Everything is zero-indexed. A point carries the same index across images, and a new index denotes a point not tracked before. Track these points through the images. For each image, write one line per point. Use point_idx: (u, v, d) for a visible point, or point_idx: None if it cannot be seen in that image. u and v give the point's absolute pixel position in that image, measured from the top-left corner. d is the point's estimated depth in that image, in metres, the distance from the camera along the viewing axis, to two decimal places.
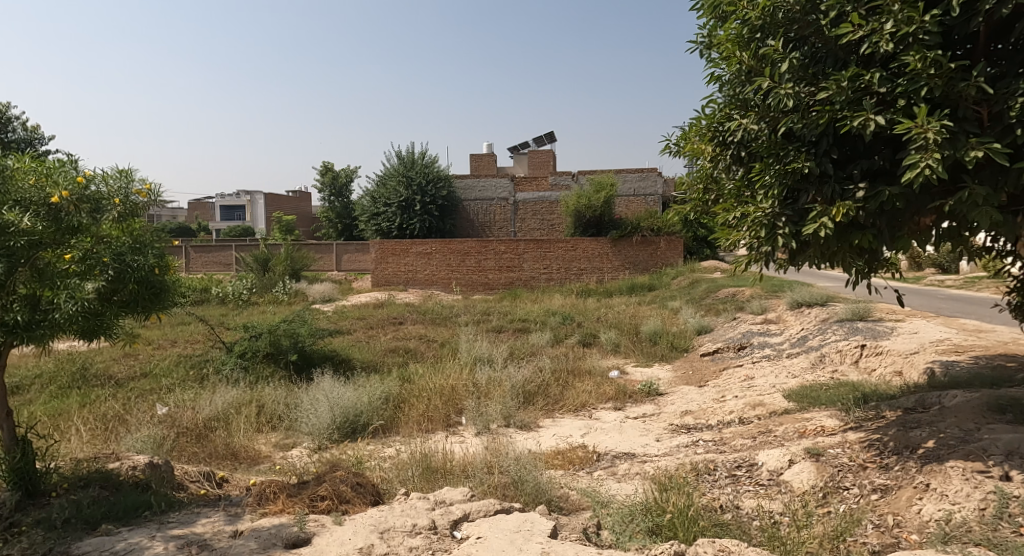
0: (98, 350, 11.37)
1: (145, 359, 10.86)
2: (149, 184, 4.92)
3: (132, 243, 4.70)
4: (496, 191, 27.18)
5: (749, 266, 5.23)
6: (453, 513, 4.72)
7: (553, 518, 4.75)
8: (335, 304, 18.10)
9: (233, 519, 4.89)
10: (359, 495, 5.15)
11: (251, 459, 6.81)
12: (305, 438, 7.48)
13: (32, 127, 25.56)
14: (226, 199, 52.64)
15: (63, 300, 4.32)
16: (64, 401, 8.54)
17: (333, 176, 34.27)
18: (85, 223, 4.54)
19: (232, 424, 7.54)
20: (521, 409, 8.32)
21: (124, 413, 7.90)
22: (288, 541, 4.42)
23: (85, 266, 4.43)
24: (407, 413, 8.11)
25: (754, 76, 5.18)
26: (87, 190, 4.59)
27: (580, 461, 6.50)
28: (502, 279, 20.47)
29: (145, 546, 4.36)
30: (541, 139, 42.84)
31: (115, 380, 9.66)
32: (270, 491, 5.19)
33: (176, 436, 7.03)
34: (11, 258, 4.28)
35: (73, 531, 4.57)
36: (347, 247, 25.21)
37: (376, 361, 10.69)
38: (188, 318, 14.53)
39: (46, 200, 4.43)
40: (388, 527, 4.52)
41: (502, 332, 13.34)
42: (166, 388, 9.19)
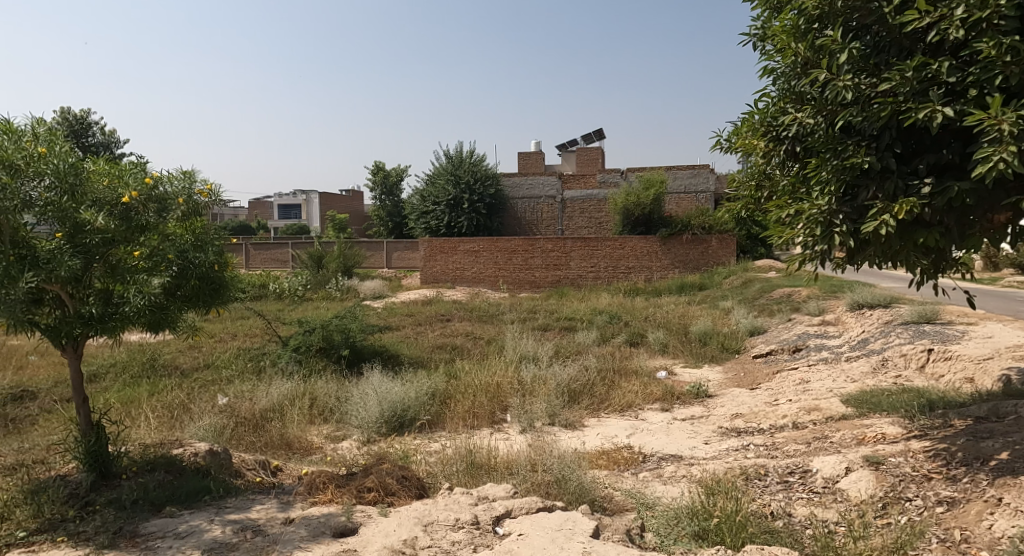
0: (165, 342, 11.73)
1: (208, 351, 11.15)
2: (209, 184, 5.17)
3: (195, 241, 4.97)
4: (544, 188, 26.98)
5: (804, 265, 5.04)
6: (496, 509, 4.66)
7: (595, 517, 4.66)
8: (386, 300, 18.29)
9: (285, 506, 4.96)
10: (404, 488, 5.17)
11: (304, 449, 6.91)
12: (354, 431, 7.55)
13: (110, 131, 26.57)
14: (282, 198, 54.12)
15: (132, 296, 4.50)
16: (135, 389, 8.85)
17: (384, 175, 34.63)
18: (153, 222, 4.76)
19: (286, 415, 7.67)
20: (566, 408, 8.26)
21: (187, 402, 8.12)
22: (337, 530, 4.49)
23: (151, 263, 4.61)
24: (453, 408, 8.13)
25: (810, 68, 5.00)
26: (154, 190, 4.78)
27: (625, 462, 6.42)
28: (549, 277, 20.37)
29: (204, 529, 4.48)
30: (590, 134, 42.37)
31: (181, 370, 9.95)
32: (320, 481, 5.25)
33: (235, 425, 7.20)
34: (88, 255, 4.50)
35: (142, 511, 4.74)
36: (397, 245, 25.45)
37: (424, 357, 10.74)
38: (247, 313, 14.86)
39: (119, 201, 4.63)
40: (431, 520, 4.51)
41: (548, 331, 13.26)
42: (226, 379, 9.41)
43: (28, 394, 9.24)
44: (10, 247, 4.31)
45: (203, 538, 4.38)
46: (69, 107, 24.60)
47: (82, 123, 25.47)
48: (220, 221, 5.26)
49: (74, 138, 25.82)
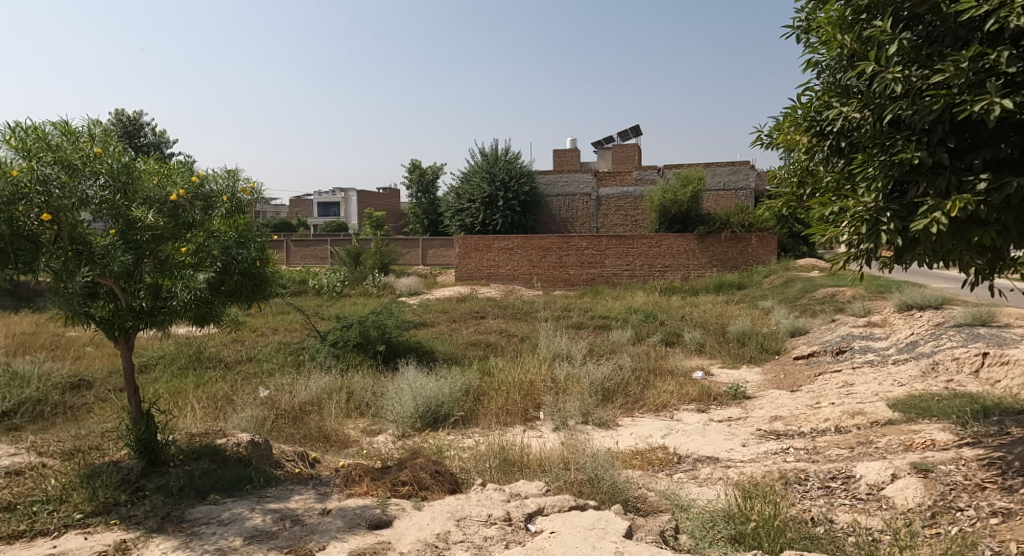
0: (210, 335, 11.96)
1: (251, 344, 11.34)
2: (251, 183, 5.57)
3: (238, 237, 5.32)
4: (579, 186, 26.77)
5: (849, 264, 4.88)
6: (529, 506, 4.64)
7: (627, 518, 4.58)
8: (421, 297, 18.37)
9: (322, 497, 5.12)
10: (438, 483, 5.15)
11: (341, 442, 6.95)
12: (390, 425, 7.57)
13: (161, 131, 27.30)
14: (322, 196, 54.80)
15: (178, 290, 4.96)
16: (184, 379, 9.08)
17: (421, 173, 34.84)
18: (198, 219, 5.19)
19: (324, 408, 7.75)
20: (600, 407, 8.17)
21: (231, 393, 8.29)
22: (371, 522, 4.56)
23: (197, 259, 5.06)
24: (486, 405, 8.10)
25: (856, 61, 4.84)
26: (201, 188, 5.24)
27: (659, 463, 6.35)
28: (583, 275, 20.22)
29: (245, 517, 4.75)
30: (627, 131, 41.98)
31: (225, 362, 10.14)
32: (356, 474, 5.38)
33: (275, 417, 7.31)
34: (139, 250, 4.96)
35: (187, 498, 5.07)
36: (432, 242, 25.56)
37: (458, 353, 10.73)
38: (287, 308, 15.07)
39: (167, 198, 5.06)
40: (464, 515, 4.55)
41: (582, 329, 13.17)
42: (267, 372, 9.55)
43: (82, 382, 9.54)
44: (67, 243, 4.84)
45: (245, 525, 4.64)
46: (123, 108, 25.40)
47: (134, 124, 26.24)
48: (262, 218, 5.66)
49: (129, 138, 26.68)
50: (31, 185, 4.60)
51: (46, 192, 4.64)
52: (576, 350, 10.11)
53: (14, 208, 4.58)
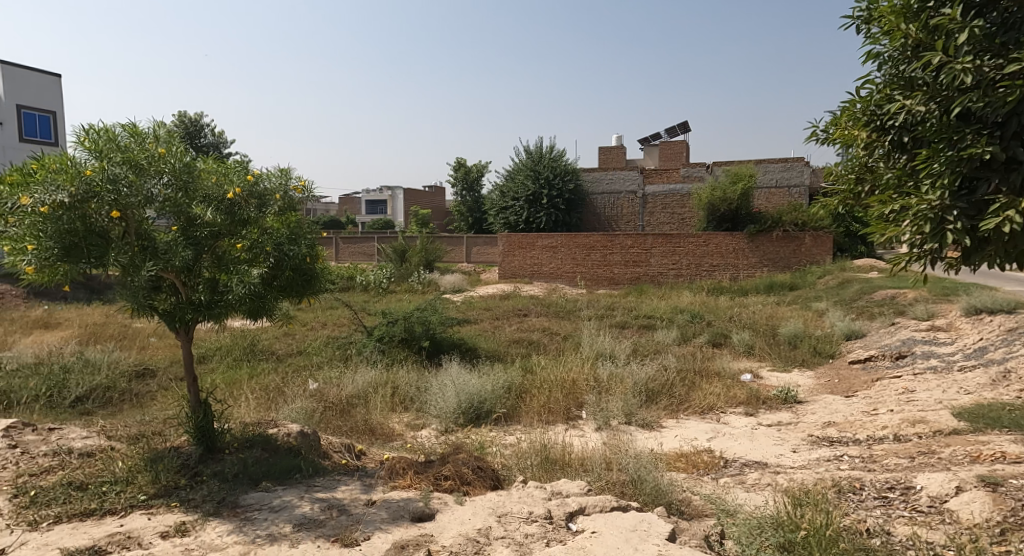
0: (262, 329, 12.18)
1: (302, 338, 11.51)
2: (303, 181, 5.86)
3: (289, 233, 5.67)
4: (625, 183, 26.42)
5: (910, 265, 4.64)
6: (570, 505, 4.82)
7: (672, 521, 4.66)
8: (464, 294, 18.40)
9: (367, 489, 5.49)
10: (479, 479, 5.46)
11: (386, 436, 7.01)
12: (433, 420, 7.57)
13: (220, 135, 28.31)
14: (370, 195, 55.45)
15: (235, 284, 5.31)
16: (238, 371, 9.33)
17: (466, 171, 34.99)
18: (253, 216, 5.50)
19: (370, 402, 7.82)
20: (644, 408, 8.01)
21: (282, 385, 8.46)
22: (414, 515, 4.91)
23: (251, 255, 5.45)
24: (528, 402, 8.00)
25: (923, 51, 4.62)
26: (256, 187, 5.54)
27: (705, 466, 6.18)
28: (628, 274, 19.98)
29: (295, 505, 5.15)
30: (676, 127, 41.29)
31: (277, 355, 10.34)
32: (400, 467, 5.70)
33: (323, 409, 7.46)
34: (199, 247, 5.27)
35: (241, 485, 5.46)
36: (476, 240, 25.59)
37: (501, 351, 10.68)
38: (336, 303, 15.25)
39: (225, 196, 5.38)
40: (505, 511, 4.86)
41: (626, 329, 12.99)
42: (316, 365, 9.70)
43: (146, 371, 9.89)
44: (133, 238, 5.16)
45: (295, 513, 5.02)
46: (185, 113, 26.38)
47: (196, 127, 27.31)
48: (309, 218, 5.92)
49: (190, 140, 27.68)
50: (102, 184, 4.90)
51: (115, 190, 4.94)
52: (619, 350, 9.94)
53: (86, 206, 4.88)
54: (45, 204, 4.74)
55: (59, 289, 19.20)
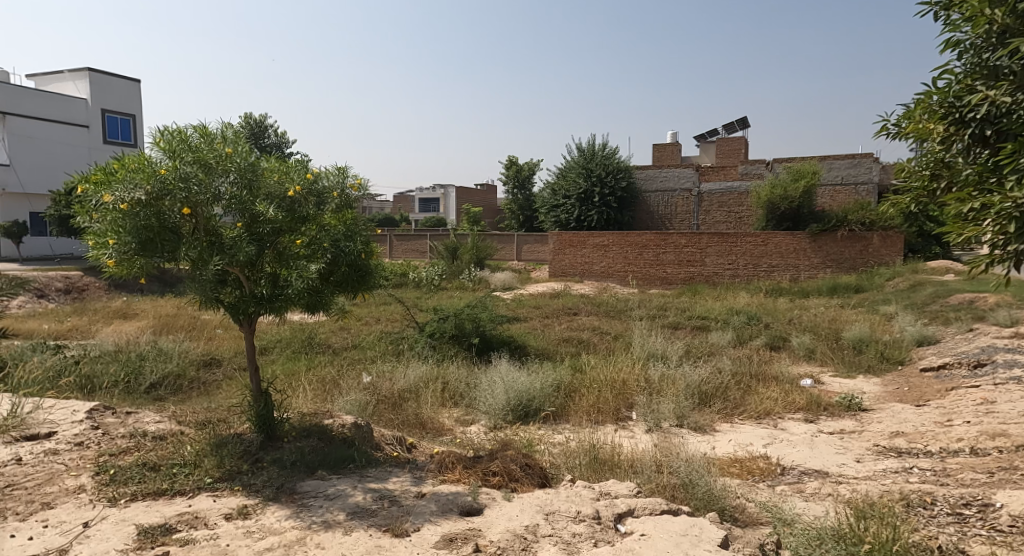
0: (319, 323, 12.35)
1: (356, 332, 11.62)
2: (360, 179, 5.86)
3: (345, 230, 5.65)
4: (679, 181, 25.97)
5: (992, 267, 4.31)
6: (618, 506, 4.89)
7: (724, 527, 4.74)
8: (514, 292, 18.33)
9: (417, 480, 5.58)
10: (528, 477, 5.61)
11: (436, 430, 7.04)
12: (483, 416, 7.52)
13: (283, 136, 29.13)
14: (423, 193, 55.91)
15: (293, 279, 5.31)
16: (296, 362, 9.50)
17: (517, 169, 34.92)
18: (312, 213, 5.54)
19: (421, 396, 7.85)
20: (696, 411, 7.76)
21: (337, 377, 8.57)
22: (464, 509, 5.04)
23: (310, 251, 5.43)
24: (577, 401, 7.86)
25: (1009, 38, 4.40)
26: (315, 184, 5.60)
27: (760, 473, 6.01)
28: (681, 274, 19.57)
29: (348, 494, 5.26)
30: (735, 123, 40.28)
31: (333, 348, 10.47)
32: (449, 460, 5.85)
33: (376, 402, 7.53)
34: (262, 242, 5.31)
35: (297, 472, 5.57)
36: (526, 238, 25.47)
37: (551, 349, 10.53)
38: (389, 299, 15.36)
39: (286, 194, 5.41)
40: (553, 509, 4.90)
41: (679, 329, 12.72)
42: (369, 359, 9.76)
43: (213, 360, 10.14)
44: (201, 235, 5.27)
45: (348, 502, 5.13)
46: (251, 115, 27.21)
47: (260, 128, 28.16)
48: (365, 215, 5.93)
49: (255, 140, 28.55)
50: (175, 182, 5.02)
51: (186, 187, 5.05)
52: (671, 351, 9.66)
53: (160, 203, 5.04)
54: (122, 201, 4.92)
55: (134, 281, 19.93)
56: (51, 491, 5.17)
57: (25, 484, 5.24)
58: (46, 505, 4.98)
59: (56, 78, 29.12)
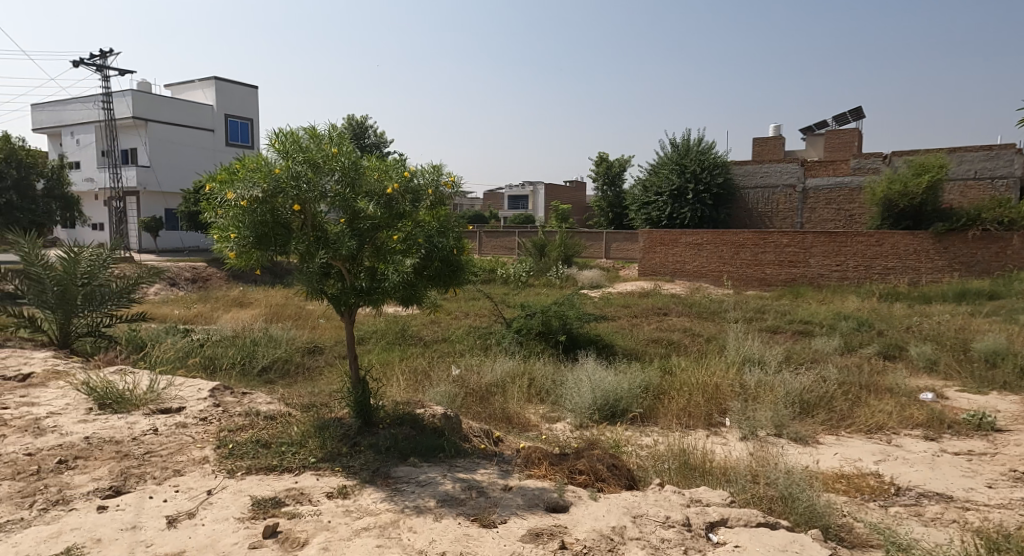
0: (412, 316, 12.38)
1: (446, 326, 11.55)
2: (453, 177, 5.63)
3: (439, 226, 5.49)
4: (782, 177, 24.71)
5: None
6: (710, 515, 4.61)
7: (828, 546, 4.40)
8: (601, 290, 17.85)
9: (504, 474, 5.38)
10: (614, 477, 5.33)
11: (521, 425, 6.86)
12: (568, 415, 7.27)
13: (380, 135, 29.77)
14: (514, 190, 55.89)
15: (389, 273, 5.19)
16: (390, 353, 9.54)
17: (608, 165, 34.23)
18: (408, 210, 5.39)
19: (508, 391, 7.67)
20: (796, 421, 7.18)
21: (428, 368, 8.53)
22: (549, 505, 4.80)
23: (405, 246, 5.30)
24: (666, 404, 7.47)
25: None
26: (411, 182, 5.43)
27: (871, 491, 5.47)
28: (782, 275, 18.56)
29: (438, 481, 5.10)
30: (847, 115, 37.97)
31: (424, 341, 10.43)
32: (535, 456, 5.65)
33: (464, 394, 7.45)
34: (362, 237, 5.24)
35: (391, 458, 5.48)
36: (616, 235, 24.91)
37: (639, 350, 10.05)
38: (478, 295, 15.24)
39: (384, 191, 5.29)
40: (641, 512, 4.64)
41: (779, 333, 11.96)
42: (458, 352, 9.66)
43: (316, 347, 10.30)
44: (309, 230, 5.24)
45: (438, 489, 4.98)
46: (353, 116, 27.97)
47: (361, 127, 28.95)
48: (457, 211, 5.67)
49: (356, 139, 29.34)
50: (288, 180, 5.01)
51: (297, 186, 5.05)
52: (769, 357, 8.98)
53: (274, 200, 5.05)
54: (242, 198, 5.00)
55: (252, 272, 20.87)
56: (181, 460, 5.38)
57: (159, 452, 5.51)
58: (177, 472, 5.18)
59: (187, 85, 30.77)
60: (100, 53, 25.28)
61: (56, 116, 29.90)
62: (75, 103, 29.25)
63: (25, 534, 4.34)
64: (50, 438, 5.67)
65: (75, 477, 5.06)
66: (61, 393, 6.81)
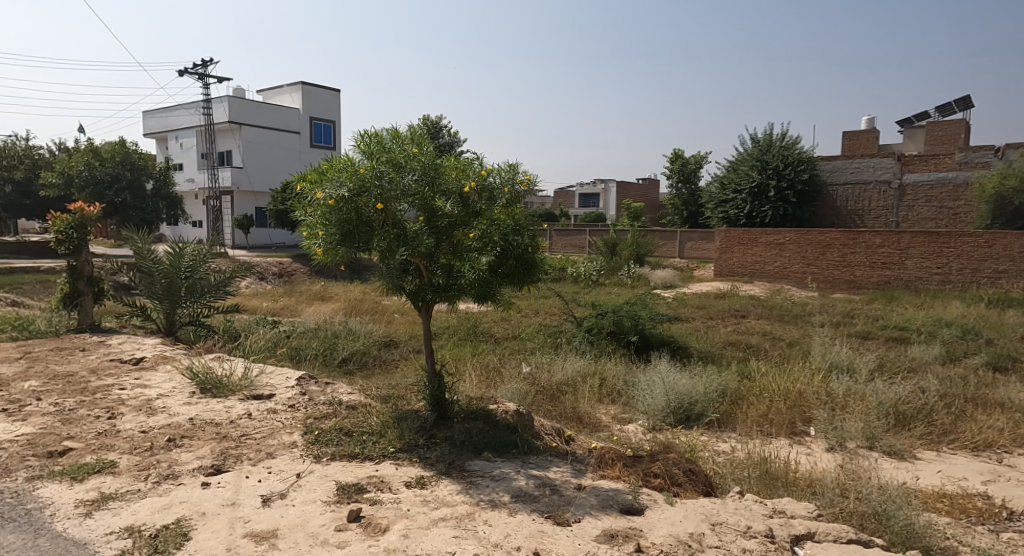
0: (483, 312, 12.18)
1: (516, 324, 11.29)
2: (529, 175, 5.32)
3: (514, 225, 5.20)
4: (876, 172, 23.38)
5: None
6: (795, 528, 4.17)
7: None
8: (675, 291, 17.22)
9: (577, 474, 5.06)
10: (690, 482, 4.92)
11: (592, 425, 6.55)
12: (640, 416, 6.90)
13: (454, 135, 29.80)
14: (585, 187, 55.22)
15: (465, 271, 4.96)
16: (463, 349, 9.36)
17: (683, 162, 33.25)
18: (483, 208, 5.15)
19: (579, 391, 7.38)
20: (890, 434, 6.53)
21: (499, 365, 8.30)
22: (624, 507, 4.45)
23: (481, 244, 5.05)
24: (745, 410, 7.01)
25: None
26: (486, 181, 5.18)
27: (978, 514, 4.91)
28: (874, 278, 17.47)
29: (512, 477, 4.83)
30: (949, 107, 35.68)
31: (495, 338, 10.20)
32: (609, 456, 5.25)
33: (535, 392, 7.18)
34: (439, 235, 5.04)
35: (466, 452, 5.24)
36: (691, 234, 24.13)
37: (714, 352, 9.50)
38: (548, 293, 14.91)
39: (461, 189, 5.08)
40: (720, 520, 4.22)
41: (869, 340, 11.15)
42: (529, 350, 9.38)
43: (392, 341, 10.22)
44: (390, 228, 5.00)
45: (512, 485, 4.70)
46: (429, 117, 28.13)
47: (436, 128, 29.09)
48: (533, 208, 5.35)
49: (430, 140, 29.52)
50: (372, 180, 4.89)
51: (381, 186, 4.92)
52: (859, 364, 8.30)
53: (359, 200, 4.92)
54: (330, 197, 4.91)
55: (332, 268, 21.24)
56: (273, 443, 5.32)
57: (254, 435, 5.47)
58: (269, 454, 5.11)
59: (277, 90, 31.65)
60: (202, 63, 26.21)
61: (162, 121, 31.48)
62: (179, 109, 30.75)
63: (142, 503, 4.34)
64: (160, 418, 5.76)
65: (182, 454, 5.08)
66: (169, 377, 6.96)
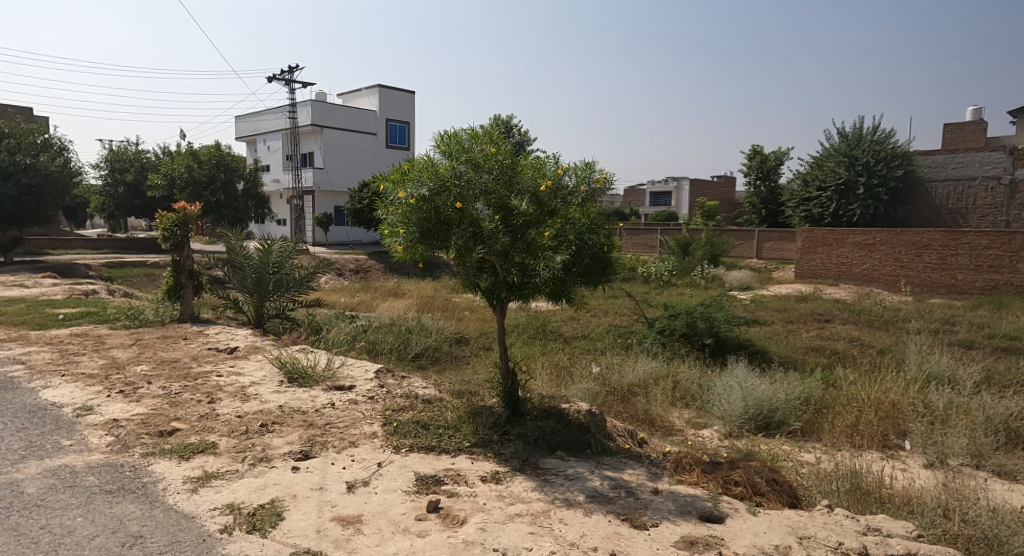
0: (554, 311, 11.78)
1: (584, 324, 10.83)
2: (605, 173, 4.94)
3: (590, 224, 4.83)
4: (982, 167, 21.72)
5: None
6: (894, 547, 3.62)
7: None
8: (752, 293, 16.35)
9: (653, 477, 4.60)
10: (775, 493, 4.39)
11: (665, 429, 6.07)
12: (716, 422, 6.39)
13: (524, 135, 29.45)
14: (657, 185, 53.95)
15: (539, 269, 4.60)
16: (533, 347, 8.99)
17: (762, 158, 31.82)
18: (558, 207, 4.77)
19: (651, 393, 6.90)
20: (999, 452, 5.70)
21: (569, 364, 7.89)
22: (702, 513, 3.97)
23: (557, 242, 4.68)
24: (832, 420, 6.36)
25: None
26: (561, 181, 4.80)
27: None
28: (979, 283, 16.06)
29: (586, 477, 4.42)
30: None
31: (564, 337, 9.78)
32: (687, 461, 4.76)
33: (604, 393, 6.75)
34: (514, 234, 4.68)
35: (540, 450, 4.87)
36: (769, 235, 23.04)
37: (796, 358, 8.77)
38: (619, 293, 14.37)
39: (537, 188, 4.71)
40: (808, 534, 3.74)
41: (971, 349, 10.16)
42: (598, 350, 8.93)
43: (462, 338, 9.93)
44: (466, 228, 4.69)
45: (586, 485, 4.30)
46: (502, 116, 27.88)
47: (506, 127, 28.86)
48: (607, 207, 4.99)
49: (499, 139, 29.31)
50: (451, 180, 4.55)
51: (461, 185, 4.57)
52: (962, 375, 7.46)
53: (438, 199, 4.60)
54: (412, 197, 4.62)
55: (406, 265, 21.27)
56: (355, 433, 5.07)
57: (338, 424, 5.25)
58: (352, 443, 4.86)
59: (355, 94, 32.09)
60: (286, 71, 26.84)
61: (252, 126, 32.53)
62: (267, 114, 31.66)
63: (241, 483, 4.19)
64: (253, 404, 5.63)
65: (273, 439, 4.91)
66: (260, 365, 6.90)
